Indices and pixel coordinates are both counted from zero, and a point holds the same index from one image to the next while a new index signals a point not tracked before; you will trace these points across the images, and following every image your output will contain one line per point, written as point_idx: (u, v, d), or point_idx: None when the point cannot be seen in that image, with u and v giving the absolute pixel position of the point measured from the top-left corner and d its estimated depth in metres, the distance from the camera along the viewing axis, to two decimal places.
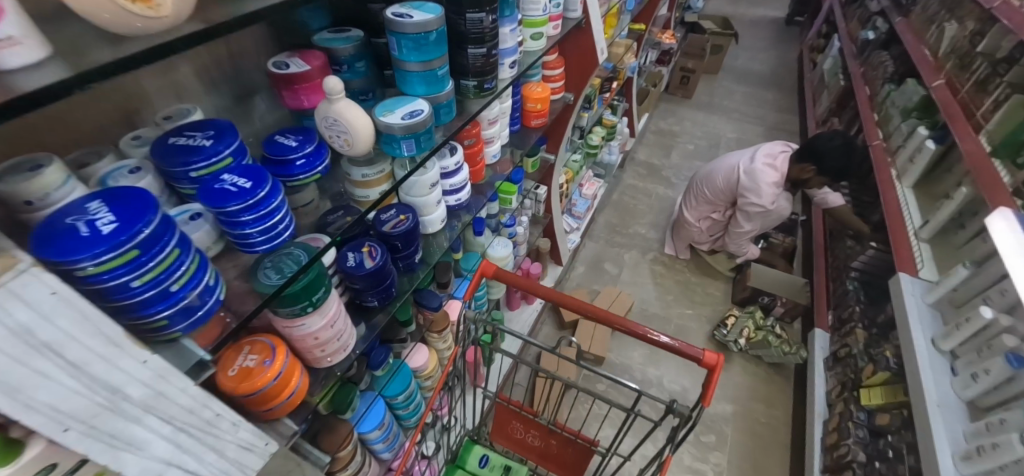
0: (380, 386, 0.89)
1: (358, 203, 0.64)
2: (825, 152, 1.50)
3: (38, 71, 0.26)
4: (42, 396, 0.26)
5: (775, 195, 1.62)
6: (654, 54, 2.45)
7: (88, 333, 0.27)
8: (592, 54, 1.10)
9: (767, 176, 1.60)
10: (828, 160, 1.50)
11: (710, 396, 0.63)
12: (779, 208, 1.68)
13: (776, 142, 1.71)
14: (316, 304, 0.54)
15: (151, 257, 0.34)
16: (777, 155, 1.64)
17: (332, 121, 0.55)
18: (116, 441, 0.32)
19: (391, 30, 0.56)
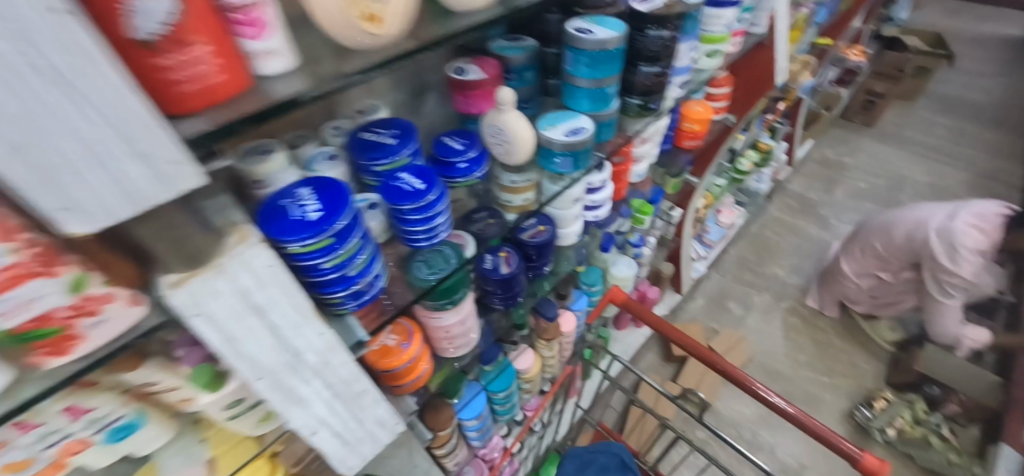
0: (486, 379, 0.90)
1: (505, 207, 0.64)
2: None
3: (284, 76, 0.32)
4: (247, 345, 0.35)
5: (978, 265, 1.27)
6: (833, 73, 2.09)
7: (282, 298, 0.35)
8: (769, 76, 0.99)
9: (969, 240, 1.25)
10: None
11: None
12: (980, 281, 1.32)
13: (991, 201, 1.31)
14: (455, 303, 0.57)
15: (343, 245, 0.39)
16: (992, 217, 1.26)
17: (497, 130, 0.56)
18: (287, 395, 0.39)
19: (569, 46, 0.55)
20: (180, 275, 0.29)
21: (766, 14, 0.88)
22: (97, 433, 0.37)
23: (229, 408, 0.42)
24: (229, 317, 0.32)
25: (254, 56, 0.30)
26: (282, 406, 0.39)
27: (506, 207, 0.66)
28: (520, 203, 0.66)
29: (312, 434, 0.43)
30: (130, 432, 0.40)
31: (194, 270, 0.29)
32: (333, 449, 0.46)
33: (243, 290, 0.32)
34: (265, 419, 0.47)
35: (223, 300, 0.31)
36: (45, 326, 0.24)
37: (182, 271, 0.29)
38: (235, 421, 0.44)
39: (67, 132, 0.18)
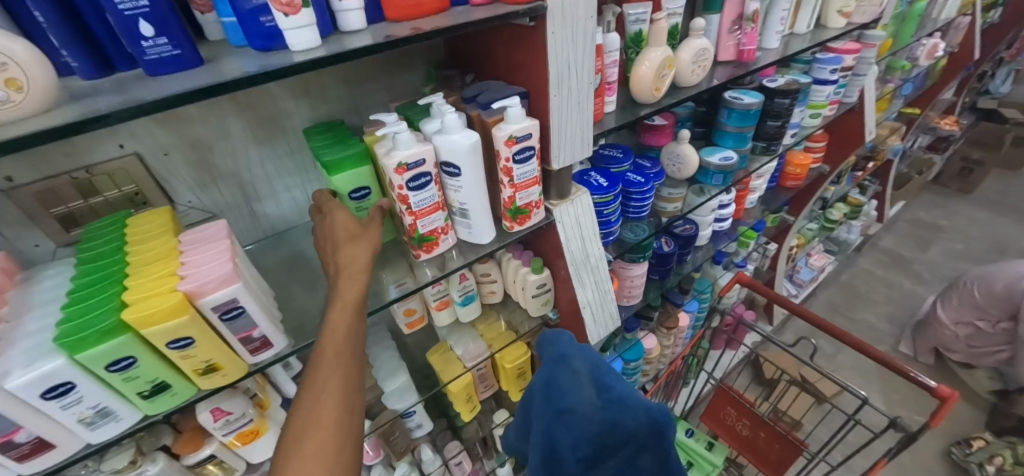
0: (621, 350, 1.16)
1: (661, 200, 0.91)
2: None
3: (611, 113, 0.69)
4: (572, 243, 0.69)
5: None
6: (923, 140, 2.24)
7: (589, 222, 0.70)
8: (860, 133, 1.23)
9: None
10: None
11: (938, 421, 0.74)
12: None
13: None
14: (644, 258, 0.86)
15: (613, 202, 0.73)
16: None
17: (674, 155, 0.90)
18: (580, 279, 0.71)
19: (725, 106, 0.89)
20: (558, 200, 0.66)
21: (857, 89, 1.17)
22: (461, 294, 0.76)
23: (537, 290, 0.74)
24: (569, 226, 0.68)
25: (606, 103, 0.68)
26: (577, 285, 0.71)
27: (661, 212, 0.95)
28: (670, 208, 0.94)
29: (583, 309, 0.74)
30: (469, 302, 0.78)
31: (562, 199, 0.67)
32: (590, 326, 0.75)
33: (576, 212, 0.68)
34: (544, 305, 0.77)
35: (569, 217, 0.67)
36: (526, 207, 0.62)
37: (559, 199, 0.67)
38: (535, 299, 0.75)
39: (575, 117, 0.58)
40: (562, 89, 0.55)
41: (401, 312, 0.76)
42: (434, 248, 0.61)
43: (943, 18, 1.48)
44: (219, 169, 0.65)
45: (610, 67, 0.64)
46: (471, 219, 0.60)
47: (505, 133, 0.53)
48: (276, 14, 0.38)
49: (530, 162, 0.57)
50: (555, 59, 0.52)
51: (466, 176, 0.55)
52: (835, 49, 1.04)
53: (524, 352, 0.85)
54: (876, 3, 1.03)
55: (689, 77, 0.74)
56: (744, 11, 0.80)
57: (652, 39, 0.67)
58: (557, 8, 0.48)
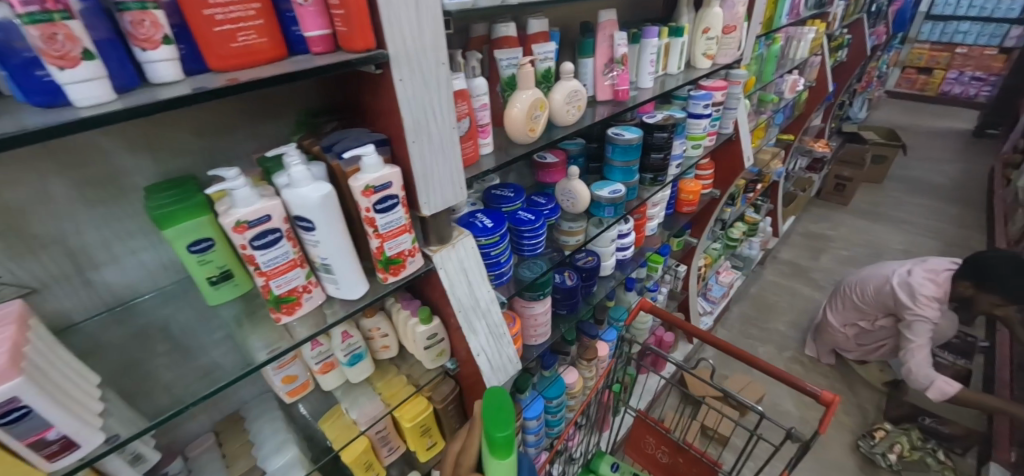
0: (541, 387, 1.14)
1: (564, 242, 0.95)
2: (990, 264, 1.35)
3: (489, 155, 0.70)
4: (458, 289, 0.67)
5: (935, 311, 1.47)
6: (803, 161, 2.56)
7: (474, 266, 0.68)
8: (739, 159, 1.37)
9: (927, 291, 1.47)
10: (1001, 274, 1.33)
11: (826, 426, 0.78)
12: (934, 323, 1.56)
13: (943, 258, 1.57)
14: (544, 295, 0.87)
15: (500, 242, 0.73)
16: (941, 271, 1.50)
17: (566, 191, 0.93)
18: (470, 325, 0.69)
19: (609, 142, 0.94)
20: (437, 246, 0.65)
21: (730, 121, 1.30)
22: (346, 354, 0.71)
23: (428, 340, 0.71)
24: (453, 271, 0.66)
25: (481, 146, 0.68)
26: (467, 332, 0.69)
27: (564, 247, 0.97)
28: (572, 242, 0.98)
29: (477, 356, 0.70)
30: (358, 360, 0.73)
31: (442, 245, 0.65)
32: (486, 372, 0.72)
33: (459, 257, 0.66)
34: (439, 356, 0.74)
35: (452, 262, 0.66)
36: (399, 257, 0.59)
37: (440, 244, 0.65)
38: (427, 351, 0.72)
39: (442, 163, 0.58)
40: (422, 136, 0.54)
41: (279, 380, 0.70)
42: (295, 308, 0.57)
43: (798, 58, 1.72)
44: (35, 236, 0.55)
45: (480, 111, 0.65)
46: (336, 275, 0.56)
47: (361, 183, 0.51)
48: (51, 69, 0.34)
49: (396, 211, 0.55)
50: (409, 106, 0.51)
51: (322, 230, 0.52)
52: (706, 87, 1.16)
53: (425, 406, 0.80)
54: (734, 47, 1.17)
55: (564, 117, 0.77)
56: (613, 54, 0.86)
57: (522, 83, 0.69)
58: (402, 55, 0.48)
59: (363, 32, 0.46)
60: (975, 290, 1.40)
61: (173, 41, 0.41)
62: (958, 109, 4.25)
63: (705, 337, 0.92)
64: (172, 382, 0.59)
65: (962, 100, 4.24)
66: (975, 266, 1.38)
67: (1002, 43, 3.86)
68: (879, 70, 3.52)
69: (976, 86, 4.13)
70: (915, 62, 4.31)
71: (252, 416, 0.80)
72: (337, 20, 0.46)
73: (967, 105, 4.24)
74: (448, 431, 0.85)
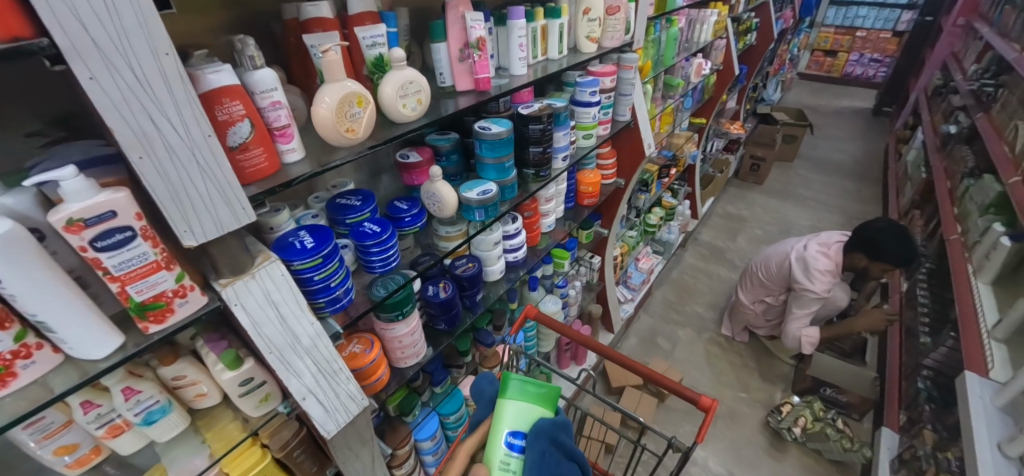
0: (436, 402, 1.07)
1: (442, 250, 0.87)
2: (874, 238, 1.40)
3: (298, 163, 0.60)
4: (265, 327, 0.56)
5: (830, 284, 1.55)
6: (720, 144, 2.63)
7: (287, 297, 0.57)
8: (640, 147, 1.33)
9: (818, 266, 1.53)
10: (884, 249, 1.38)
11: (704, 435, 0.71)
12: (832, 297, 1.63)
13: (834, 231, 1.65)
14: (404, 314, 0.77)
15: (327, 264, 0.62)
16: (832, 243, 1.58)
17: (431, 194, 0.82)
18: (288, 366, 0.58)
19: (477, 138, 0.85)
20: (228, 279, 0.53)
21: (626, 108, 1.26)
22: (137, 413, 0.58)
23: (242, 386, 0.60)
24: (256, 307, 0.55)
25: (284, 152, 0.58)
26: (284, 374, 0.58)
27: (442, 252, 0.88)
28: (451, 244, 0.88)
29: (303, 399, 0.61)
30: (159, 417, 0.61)
31: (237, 276, 0.53)
32: (318, 416, 0.63)
33: (263, 289, 0.55)
34: (264, 401, 0.64)
35: (252, 296, 0.54)
36: (158, 300, 0.47)
37: (233, 276, 0.53)
38: (245, 399, 0.61)
39: (202, 180, 0.46)
40: (155, 149, 0.42)
41: (50, 453, 0.57)
42: (4, 380, 0.44)
43: (700, 42, 1.72)
44: None
45: (270, 111, 0.54)
46: (61, 333, 0.44)
47: (61, 217, 0.39)
48: None
49: (134, 245, 0.43)
50: (117, 112, 0.39)
51: (12, 280, 0.39)
52: (594, 72, 1.10)
53: (260, 457, 0.69)
54: (620, 30, 1.12)
55: (399, 112, 0.67)
56: (467, 38, 0.77)
57: (328, 75, 0.58)
58: (84, 49, 0.35)
59: None
60: (868, 262, 1.46)
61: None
62: (860, 89, 4.59)
63: (594, 346, 0.85)
64: None
65: (863, 81, 4.58)
66: (859, 238, 1.43)
67: (895, 28, 4.19)
68: (790, 54, 3.70)
69: (874, 67, 4.47)
70: (822, 46, 4.60)
71: None
72: None
73: (867, 86, 4.59)
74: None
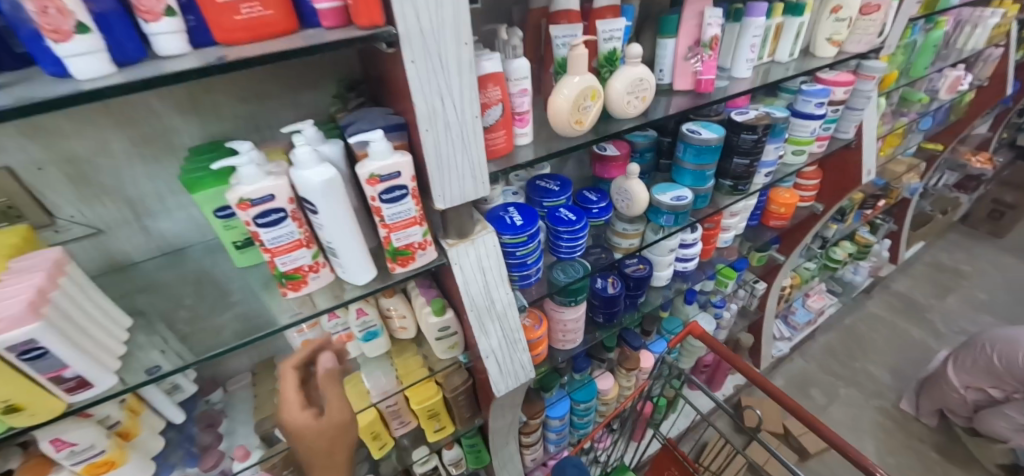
0: (571, 388, 1.11)
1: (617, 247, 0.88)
2: None
3: (526, 146, 0.63)
4: (473, 287, 0.63)
5: None
6: (951, 177, 2.08)
7: (494, 266, 0.63)
8: (855, 172, 1.14)
9: None
10: None
11: None
12: None
13: None
14: (576, 301, 0.81)
15: (529, 242, 0.66)
16: None
17: (623, 191, 0.83)
18: (482, 326, 0.65)
19: (682, 141, 0.82)
20: (454, 240, 0.60)
21: (852, 124, 1.07)
22: (361, 330, 0.71)
23: (440, 332, 0.68)
24: (469, 269, 0.62)
25: (518, 135, 0.61)
26: (477, 332, 0.65)
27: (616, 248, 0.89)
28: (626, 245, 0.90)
29: (485, 358, 0.67)
30: (373, 338, 0.73)
31: (461, 239, 0.60)
32: (494, 375, 0.68)
33: (478, 255, 0.62)
34: (452, 348, 0.72)
35: (469, 259, 0.61)
36: (408, 248, 0.55)
37: (459, 238, 0.60)
38: (439, 342, 0.70)
39: (461, 146, 0.51)
40: (438, 124, 0.48)
41: (299, 343, 0.71)
42: (300, 286, 0.55)
43: (969, 49, 1.30)
44: (96, 183, 0.61)
45: (517, 97, 0.58)
46: (341, 258, 0.54)
47: (366, 171, 0.47)
48: (51, 42, 0.34)
49: (404, 202, 0.51)
50: (421, 92, 0.45)
51: (325, 214, 0.49)
52: (825, 80, 0.95)
53: (435, 392, 0.79)
54: (873, 33, 0.92)
55: (623, 109, 0.67)
56: (700, 36, 0.72)
57: (572, 66, 0.60)
58: (412, 36, 0.42)
59: (365, 6, 0.40)
60: None
61: (93, 30, 0.35)
62: None
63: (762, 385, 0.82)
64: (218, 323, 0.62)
65: None
66: None
67: None
68: None
69: None
70: None
71: None
72: None
73: None
74: (458, 419, 0.85)
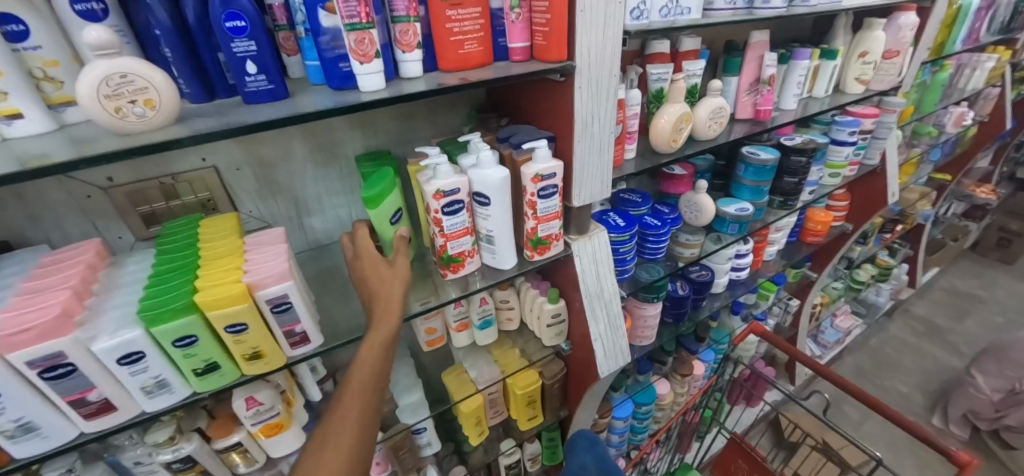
0: (632, 392, 1.17)
1: (682, 254, 0.97)
2: None
3: (630, 160, 0.76)
4: (587, 277, 0.74)
5: None
6: (958, 207, 2.23)
7: (604, 259, 0.75)
8: (882, 195, 1.27)
9: None
10: None
11: None
12: None
13: None
14: (658, 298, 0.91)
15: (629, 241, 0.79)
16: None
17: (691, 205, 0.97)
18: (593, 312, 0.76)
19: (742, 161, 0.96)
20: (576, 236, 0.72)
21: (877, 152, 1.22)
22: (480, 318, 0.81)
23: (552, 319, 0.79)
24: (586, 261, 0.73)
25: (626, 151, 0.75)
26: (589, 317, 0.76)
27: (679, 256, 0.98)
28: (688, 253, 0.98)
29: (594, 341, 0.78)
30: (487, 326, 0.82)
31: (580, 235, 0.72)
32: (599, 358, 0.79)
33: (593, 249, 0.73)
34: (557, 335, 0.82)
35: (586, 253, 0.73)
36: (546, 238, 0.67)
37: (578, 234, 0.72)
38: (549, 329, 0.81)
39: (598, 155, 0.65)
40: (587, 136, 0.62)
41: (423, 330, 0.81)
42: (459, 268, 0.66)
43: (969, 89, 1.48)
44: (279, 184, 0.73)
45: (630, 119, 0.72)
46: (496, 245, 0.66)
47: (532, 172, 0.60)
48: (353, 62, 0.47)
49: (552, 198, 0.64)
50: (581, 110, 0.59)
51: (494, 206, 0.61)
52: (854, 113, 1.10)
53: (535, 379, 0.87)
54: (894, 74, 1.08)
55: (706, 132, 0.81)
56: (760, 74, 0.88)
57: (671, 97, 0.76)
58: (584, 67, 0.56)
59: (558, 44, 0.54)
60: None
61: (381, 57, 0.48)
62: None
63: (827, 375, 0.93)
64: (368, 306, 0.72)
65: None
66: None
67: None
68: None
69: None
70: None
71: None
72: (538, 34, 0.56)
73: None
74: (547, 407, 0.94)
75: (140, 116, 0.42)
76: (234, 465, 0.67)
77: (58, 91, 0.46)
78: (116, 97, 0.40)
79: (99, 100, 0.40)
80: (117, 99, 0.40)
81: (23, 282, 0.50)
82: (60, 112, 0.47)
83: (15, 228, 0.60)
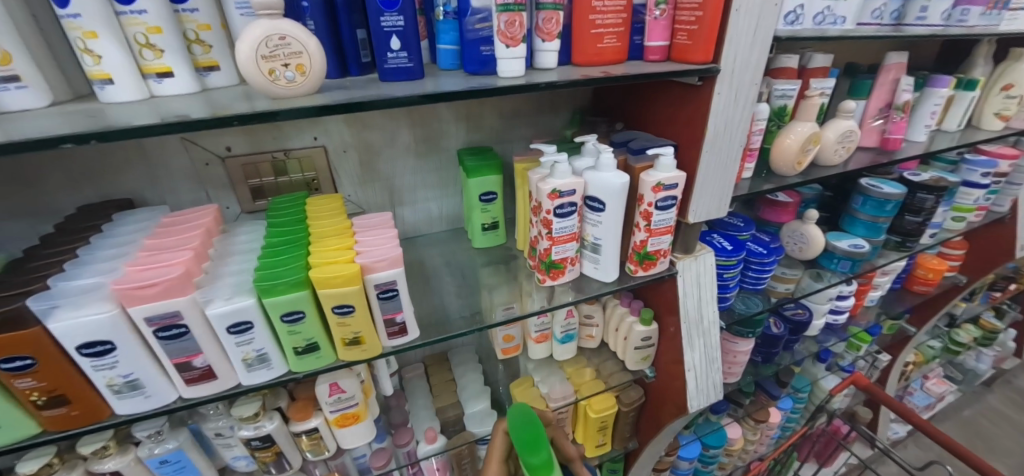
0: (701, 432, 1.08)
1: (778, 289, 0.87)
2: None
3: (746, 180, 0.71)
4: (688, 301, 0.68)
5: None
6: None
7: (708, 283, 0.68)
8: (1010, 247, 1.12)
9: None
10: None
11: None
12: None
13: None
14: (753, 334, 0.83)
15: (735, 266, 0.73)
16: None
17: (797, 235, 0.89)
18: (690, 340, 0.69)
19: (861, 194, 0.86)
20: (683, 254, 0.66)
21: (1008, 198, 1.08)
22: (563, 331, 0.77)
23: (641, 342, 0.74)
24: (689, 283, 0.67)
25: (744, 170, 0.69)
26: (686, 345, 0.69)
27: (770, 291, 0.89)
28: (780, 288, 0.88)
29: (687, 371, 0.71)
30: (568, 341, 0.78)
31: (686, 254, 0.66)
32: (691, 391, 0.72)
33: (699, 270, 0.67)
34: (642, 360, 0.77)
35: (691, 274, 0.67)
36: (655, 254, 0.62)
37: (684, 253, 0.66)
38: (636, 352, 0.75)
39: (724, 168, 0.59)
40: (716, 147, 0.57)
41: (502, 335, 0.77)
42: (558, 276, 0.63)
43: None
44: (377, 172, 0.73)
45: (753, 135, 0.67)
46: (601, 254, 0.61)
47: (654, 180, 0.55)
48: (498, 44, 0.46)
49: (670, 211, 0.59)
50: (716, 117, 0.55)
51: (608, 213, 0.57)
52: (989, 151, 0.97)
53: (611, 404, 0.81)
54: None
55: (831, 157, 0.75)
56: (893, 99, 0.80)
57: (800, 114, 0.71)
58: (728, 72, 0.52)
59: (706, 44, 0.50)
60: None
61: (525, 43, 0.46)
62: None
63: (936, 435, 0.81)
64: (453, 304, 0.70)
65: None
66: None
67: None
68: None
69: None
70: None
71: (456, 361, 0.91)
72: (681, 33, 0.52)
73: None
74: (617, 437, 0.87)
75: (290, 80, 0.41)
76: (306, 451, 0.65)
77: (205, 55, 0.47)
78: (272, 59, 0.40)
79: (257, 60, 0.39)
80: (273, 60, 0.40)
81: (146, 240, 0.51)
82: (205, 76, 0.47)
83: (137, 188, 0.62)
